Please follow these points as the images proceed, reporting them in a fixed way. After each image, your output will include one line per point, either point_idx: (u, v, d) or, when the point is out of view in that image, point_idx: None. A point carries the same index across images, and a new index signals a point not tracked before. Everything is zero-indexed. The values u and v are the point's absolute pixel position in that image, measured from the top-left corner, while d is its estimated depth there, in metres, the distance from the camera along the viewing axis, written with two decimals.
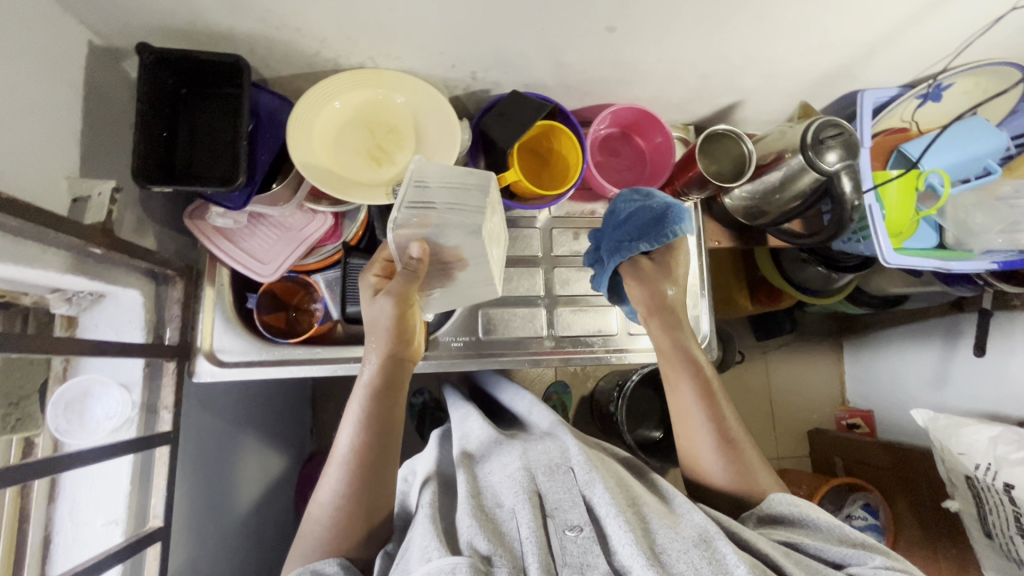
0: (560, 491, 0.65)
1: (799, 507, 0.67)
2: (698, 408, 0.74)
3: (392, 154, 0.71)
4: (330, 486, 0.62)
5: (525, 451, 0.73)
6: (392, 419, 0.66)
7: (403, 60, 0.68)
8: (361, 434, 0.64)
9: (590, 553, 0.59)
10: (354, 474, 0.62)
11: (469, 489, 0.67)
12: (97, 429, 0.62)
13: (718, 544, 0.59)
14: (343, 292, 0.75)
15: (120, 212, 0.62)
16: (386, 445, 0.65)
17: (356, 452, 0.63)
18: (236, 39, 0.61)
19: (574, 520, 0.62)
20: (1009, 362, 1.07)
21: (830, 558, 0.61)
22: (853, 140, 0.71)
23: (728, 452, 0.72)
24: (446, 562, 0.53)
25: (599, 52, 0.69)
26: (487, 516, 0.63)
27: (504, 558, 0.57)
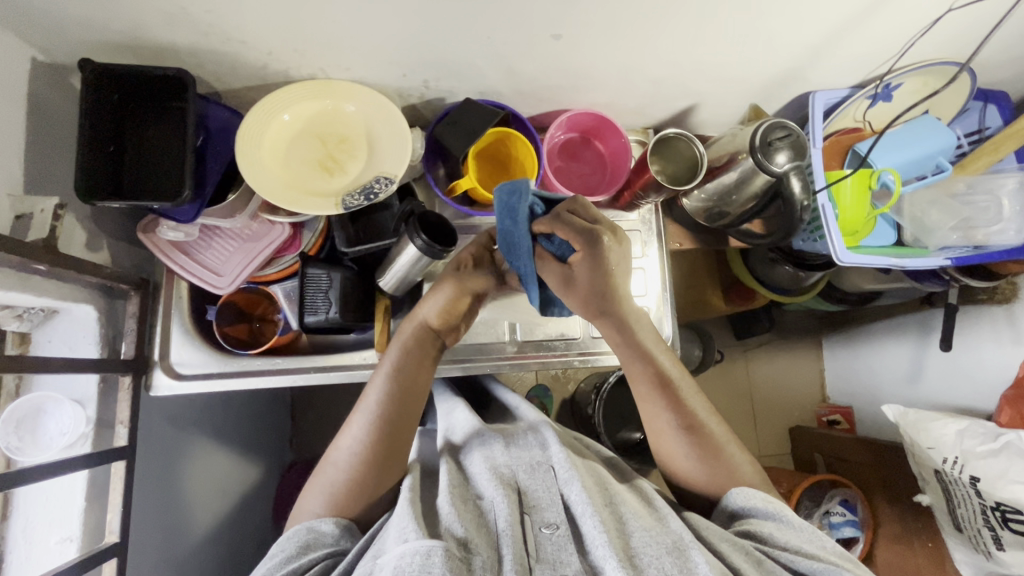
0: (540, 488, 0.66)
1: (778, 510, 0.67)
2: (659, 398, 0.74)
3: (344, 164, 0.72)
4: (353, 435, 0.69)
5: (507, 446, 0.73)
6: (415, 385, 0.73)
7: (353, 70, 0.69)
8: (388, 392, 0.71)
9: (564, 551, 0.59)
10: (376, 428, 0.69)
11: (451, 479, 0.68)
12: (50, 445, 0.61)
13: (692, 554, 0.59)
14: (302, 301, 0.75)
15: (70, 228, 0.63)
16: (407, 408, 0.71)
17: (380, 408, 0.70)
18: (182, 53, 0.62)
19: (551, 518, 0.63)
20: (977, 356, 1.08)
21: (799, 569, 0.60)
22: (802, 141, 0.72)
23: (696, 438, 0.73)
24: (423, 544, 0.54)
25: (548, 59, 0.70)
26: (467, 503, 0.64)
27: (481, 546, 0.58)
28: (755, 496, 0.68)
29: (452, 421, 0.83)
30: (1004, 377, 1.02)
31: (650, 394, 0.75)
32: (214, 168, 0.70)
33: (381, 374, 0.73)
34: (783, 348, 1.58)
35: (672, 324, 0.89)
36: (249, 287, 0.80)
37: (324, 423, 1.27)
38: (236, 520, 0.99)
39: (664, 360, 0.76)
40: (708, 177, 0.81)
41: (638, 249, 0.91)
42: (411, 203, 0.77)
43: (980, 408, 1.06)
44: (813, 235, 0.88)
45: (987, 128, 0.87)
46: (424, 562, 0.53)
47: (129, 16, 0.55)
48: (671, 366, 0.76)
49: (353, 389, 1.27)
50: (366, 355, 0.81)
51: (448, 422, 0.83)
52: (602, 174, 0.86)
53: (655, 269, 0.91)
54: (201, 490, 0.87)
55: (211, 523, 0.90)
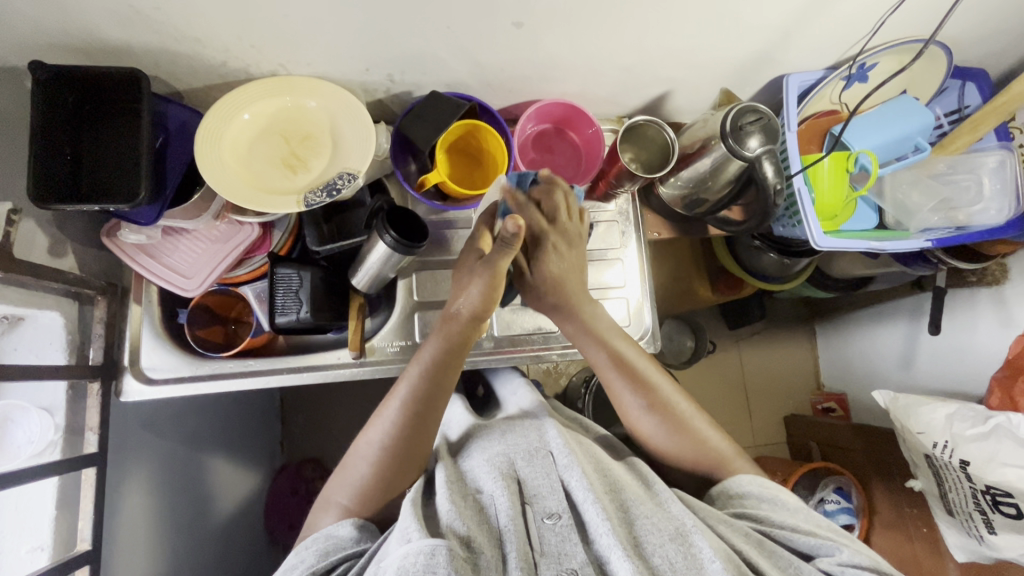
0: (540, 476, 0.65)
1: (768, 490, 0.68)
2: (619, 380, 0.76)
3: (308, 161, 0.71)
4: (382, 430, 0.67)
5: (504, 435, 0.72)
6: (448, 380, 0.71)
7: (314, 66, 0.68)
8: (420, 387, 0.68)
9: (568, 541, 0.58)
10: (405, 422, 0.67)
11: (448, 475, 0.66)
12: (19, 453, 0.59)
13: (694, 539, 0.58)
14: (272, 302, 0.74)
15: (29, 234, 0.62)
16: (438, 401, 0.70)
17: (412, 401, 0.68)
18: (135, 53, 0.61)
19: (553, 507, 0.61)
20: (968, 339, 1.06)
21: (799, 548, 0.61)
22: (773, 124, 0.71)
23: (660, 415, 0.74)
24: (426, 542, 0.53)
25: (512, 48, 0.69)
26: (466, 498, 0.62)
27: (485, 544, 0.56)
28: (752, 482, 0.69)
29: (451, 416, 0.83)
30: (994, 359, 1.01)
31: (605, 373, 0.77)
32: (176, 168, 0.69)
33: (414, 367, 0.70)
34: (776, 336, 1.57)
35: (651, 315, 0.88)
36: (220, 288, 0.79)
37: (314, 424, 1.26)
38: (223, 524, 0.98)
39: (623, 347, 0.77)
40: (680, 165, 0.80)
41: (617, 240, 0.90)
42: (382, 199, 0.77)
43: (970, 391, 1.04)
44: (791, 221, 0.87)
45: (967, 106, 0.85)
46: (429, 561, 0.51)
47: (75, 16, 0.54)
48: (634, 354, 0.77)
49: (341, 390, 1.26)
50: (339, 354, 0.80)
51: (446, 416, 0.83)
52: (577, 165, 0.85)
53: (634, 261, 0.90)
54: (184, 495, 0.87)
55: (197, 527, 0.89)
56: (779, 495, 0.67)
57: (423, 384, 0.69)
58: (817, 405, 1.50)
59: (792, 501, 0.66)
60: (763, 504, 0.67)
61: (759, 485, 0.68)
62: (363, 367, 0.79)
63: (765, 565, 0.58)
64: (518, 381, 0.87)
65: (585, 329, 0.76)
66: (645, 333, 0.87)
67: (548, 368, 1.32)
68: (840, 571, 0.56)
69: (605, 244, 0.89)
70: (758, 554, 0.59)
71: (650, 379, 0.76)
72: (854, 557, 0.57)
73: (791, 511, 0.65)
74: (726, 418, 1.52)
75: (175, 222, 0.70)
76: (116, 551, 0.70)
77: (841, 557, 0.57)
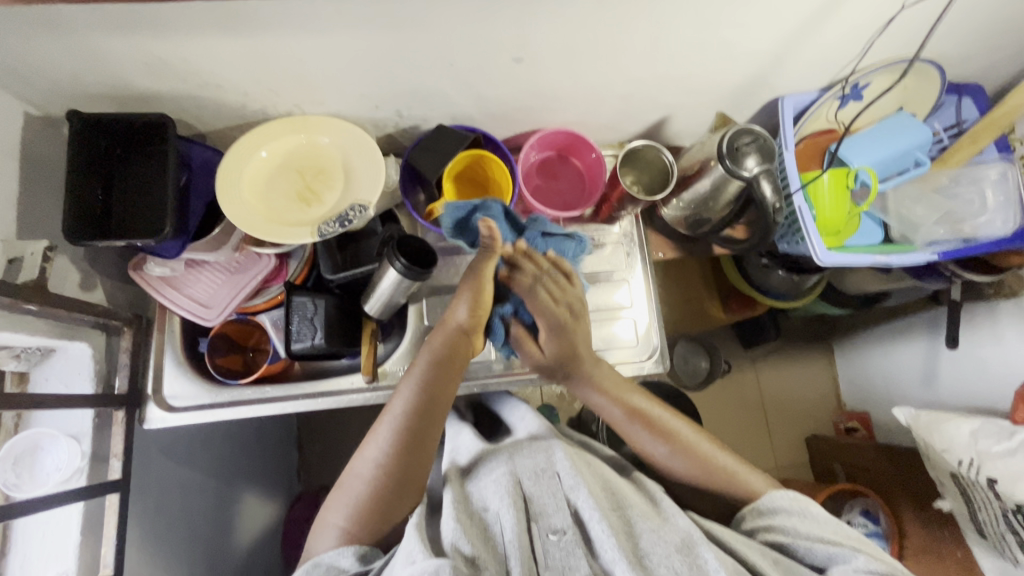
0: (546, 495, 0.65)
1: (800, 501, 0.67)
2: (640, 434, 0.75)
3: (321, 194, 0.75)
4: (378, 447, 0.67)
5: (511, 455, 0.70)
6: (444, 395, 0.70)
7: (327, 105, 0.72)
8: (415, 402, 0.68)
9: (573, 556, 0.59)
10: (402, 438, 0.67)
11: (454, 496, 0.65)
12: (46, 480, 0.63)
13: (700, 550, 0.59)
14: (287, 329, 0.77)
15: (63, 269, 0.66)
16: (434, 417, 0.69)
17: (406, 417, 0.68)
18: (163, 99, 0.66)
19: (558, 524, 0.62)
20: (991, 353, 1.04)
21: (817, 558, 0.61)
22: (769, 144, 0.73)
23: (683, 455, 0.73)
24: (430, 563, 0.53)
25: (513, 81, 0.72)
26: (472, 517, 0.62)
27: (490, 562, 0.57)
28: (782, 495, 0.68)
29: (458, 442, 0.80)
30: (1016, 372, 0.98)
31: (625, 429, 0.76)
32: (198, 206, 0.74)
33: (409, 384, 0.70)
34: (791, 355, 1.55)
35: (659, 334, 0.89)
36: (239, 317, 0.83)
37: (331, 453, 1.27)
38: (241, 552, 0.99)
39: (637, 399, 0.77)
40: (682, 186, 0.82)
41: (622, 262, 0.91)
42: (392, 229, 0.80)
43: (994, 405, 1.01)
44: (794, 238, 0.87)
45: (965, 120, 0.86)
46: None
47: (111, 68, 0.59)
48: (646, 400, 0.77)
49: (357, 417, 1.28)
50: (353, 379, 0.82)
51: (453, 444, 0.80)
52: (581, 191, 0.87)
53: (640, 282, 0.91)
54: (204, 524, 0.88)
55: (216, 555, 0.90)
56: (807, 508, 0.66)
57: (419, 396, 0.69)
58: (839, 424, 1.46)
59: (820, 512, 0.65)
60: (791, 515, 0.66)
61: (789, 498, 0.67)
62: (374, 392, 0.81)
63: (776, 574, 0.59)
64: (525, 408, 0.86)
65: (598, 389, 0.77)
66: (653, 352, 0.88)
67: (562, 392, 1.32)
68: None
69: (610, 266, 0.91)
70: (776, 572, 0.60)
71: (665, 424, 0.75)
72: (869, 564, 0.57)
73: (818, 522, 0.65)
74: (745, 439, 1.49)
75: (197, 255, 0.74)
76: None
77: (857, 564, 0.58)
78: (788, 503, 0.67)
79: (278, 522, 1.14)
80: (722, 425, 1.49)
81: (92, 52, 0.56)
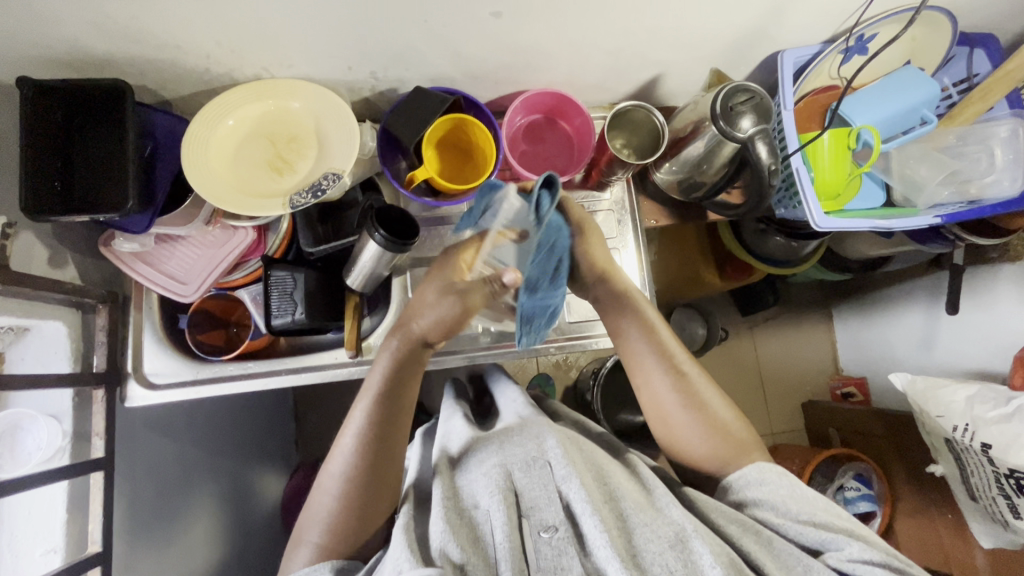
0: (537, 487, 0.63)
1: (789, 479, 0.67)
2: (654, 367, 0.73)
3: (293, 163, 0.72)
4: (342, 461, 0.66)
5: (502, 445, 0.69)
6: (405, 396, 0.69)
7: (296, 67, 0.68)
8: (373, 412, 0.67)
9: (565, 555, 0.58)
10: (370, 446, 0.66)
11: (444, 492, 0.64)
12: (28, 459, 0.61)
13: (694, 544, 0.57)
14: (267, 305, 0.75)
15: (29, 246, 0.64)
16: (396, 425, 0.68)
17: (369, 427, 0.67)
18: (120, 63, 0.62)
19: (550, 520, 0.61)
20: (992, 318, 1.01)
21: (807, 542, 0.60)
22: (765, 103, 0.69)
23: (700, 416, 0.71)
24: (417, 574, 0.52)
25: (493, 38, 0.68)
26: (462, 517, 0.61)
27: (479, 567, 0.56)
28: (772, 470, 0.68)
29: (450, 429, 0.79)
30: (1018, 337, 0.96)
31: (642, 359, 0.74)
32: (163, 177, 0.71)
33: (367, 393, 0.68)
34: (791, 321, 1.52)
35: (651, 304, 0.86)
36: (218, 293, 0.81)
37: (327, 424, 1.27)
38: (240, 523, 1.00)
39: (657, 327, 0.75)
40: (673, 150, 0.79)
41: (613, 230, 0.88)
42: (372, 198, 0.77)
43: (993, 371, 1.00)
44: (791, 202, 0.83)
45: (976, 74, 0.81)
46: None
47: (58, 30, 0.55)
48: (667, 336, 0.76)
49: (352, 388, 1.27)
50: (337, 354, 0.80)
51: (444, 430, 0.79)
52: (570, 154, 0.83)
53: (631, 250, 0.88)
54: (199, 497, 0.88)
55: (213, 530, 0.91)
56: (796, 485, 0.66)
57: (383, 401, 0.68)
58: (836, 390, 1.45)
59: (811, 493, 0.64)
60: (778, 489, 0.66)
61: (780, 474, 0.67)
62: (359, 366, 0.80)
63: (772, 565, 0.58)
64: (518, 390, 0.84)
65: (637, 321, 0.75)
66: None
67: (558, 361, 1.31)
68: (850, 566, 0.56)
69: (601, 235, 0.88)
70: (767, 556, 0.59)
71: (684, 369, 0.73)
72: (863, 552, 0.56)
73: (807, 502, 0.64)
74: (742, 404, 1.49)
75: (167, 229, 0.72)
76: (129, 552, 0.71)
77: (849, 551, 0.57)
78: (778, 479, 0.66)
79: (277, 491, 1.15)
80: None
81: (35, 13, 0.52)
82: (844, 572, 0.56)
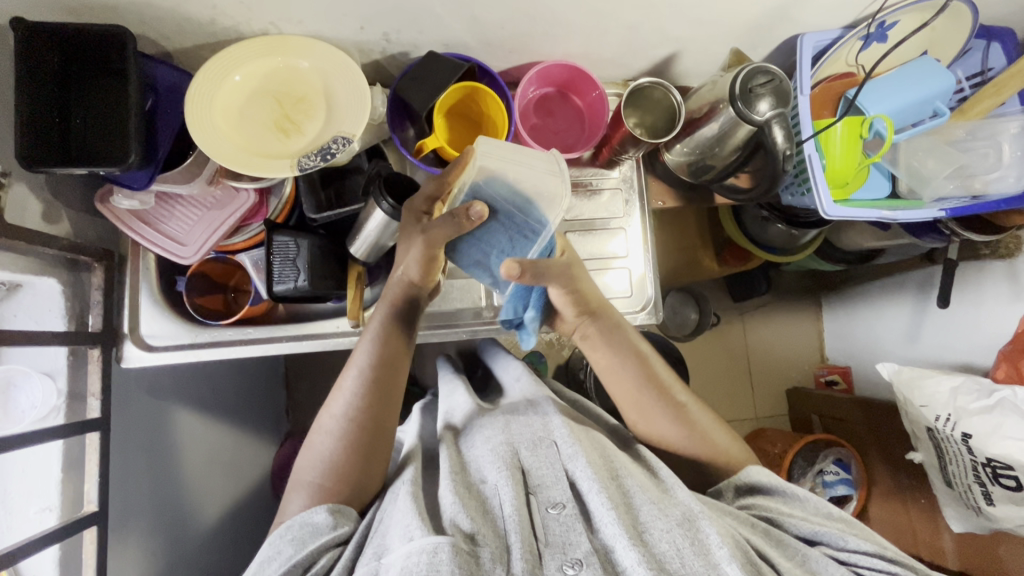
0: (545, 466, 0.64)
1: (777, 478, 0.69)
2: (652, 404, 0.73)
3: (301, 124, 0.70)
4: (344, 401, 0.67)
5: (508, 423, 0.71)
6: (404, 341, 0.71)
7: (307, 24, 0.66)
8: (377, 354, 0.69)
9: (573, 531, 0.57)
10: (370, 388, 0.68)
11: (452, 465, 0.65)
12: (22, 418, 0.60)
13: (702, 525, 0.58)
14: (268, 271, 0.73)
15: (22, 200, 0.61)
16: (398, 366, 0.70)
17: (370, 368, 0.68)
18: (123, 9, 0.59)
19: (557, 498, 0.61)
20: (979, 313, 1.03)
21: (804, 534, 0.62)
22: (785, 87, 0.68)
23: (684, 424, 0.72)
24: (429, 541, 0.53)
25: (513, 5, 0.66)
26: (470, 489, 0.62)
27: (488, 536, 0.56)
28: (760, 472, 0.69)
29: (453, 403, 0.80)
30: (1003, 330, 0.98)
31: (635, 394, 0.74)
32: (165, 134, 0.68)
33: (367, 338, 0.70)
34: (782, 308, 1.54)
35: (654, 285, 0.86)
36: (218, 256, 0.79)
37: (318, 394, 1.26)
38: (232, 488, 0.99)
39: (648, 355, 0.75)
40: (687, 130, 0.78)
41: (620, 209, 0.88)
42: (379, 165, 0.75)
43: (978, 364, 1.02)
44: (800, 190, 0.84)
45: (990, 69, 0.81)
46: (431, 560, 0.51)
47: None
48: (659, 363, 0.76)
49: (343, 359, 1.26)
50: (339, 323, 0.80)
51: (448, 404, 0.80)
52: (581, 130, 0.82)
53: (638, 231, 0.88)
54: (192, 462, 0.88)
55: (208, 494, 0.91)
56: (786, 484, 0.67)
57: (382, 344, 0.69)
58: (820, 377, 1.48)
59: (800, 491, 0.66)
60: (774, 495, 0.67)
61: (769, 476, 0.69)
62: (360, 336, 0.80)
63: (772, 551, 0.59)
64: (519, 367, 0.85)
65: (622, 341, 0.74)
66: (647, 304, 0.86)
67: (551, 339, 1.30)
68: (848, 557, 0.59)
69: (608, 214, 0.87)
70: (765, 542, 0.60)
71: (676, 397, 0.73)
72: (860, 543, 0.59)
73: (800, 501, 0.66)
74: (730, 387, 1.51)
75: (167, 187, 0.70)
76: (123, 514, 0.71)
77: (847, 543, 0.59)
78: (770, 481, 0.68)
79: (268, 457, 1.14)
80: (709, 376, 1.51)
81: None
82: (844, 562, 0.59)
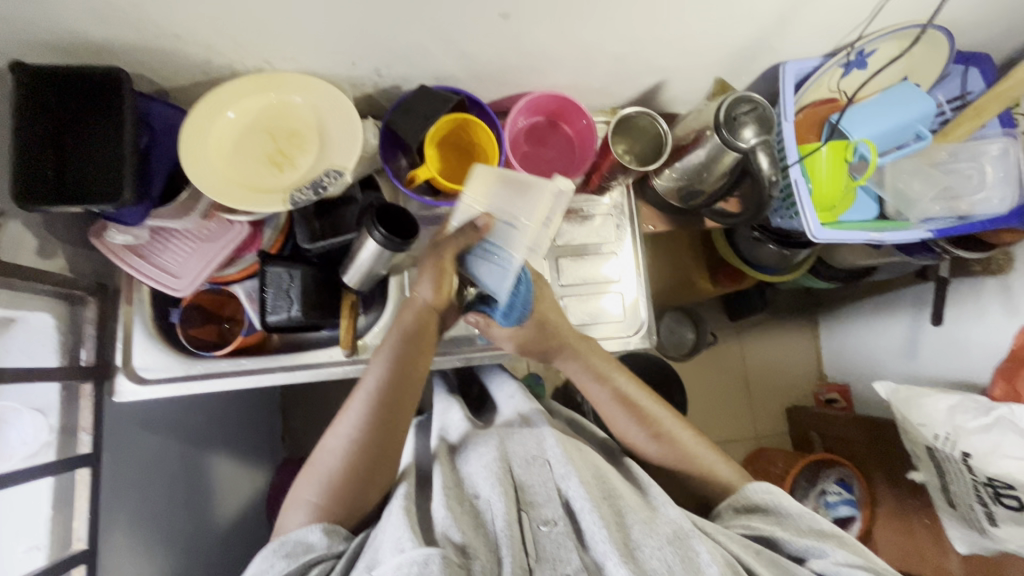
0: (538, 483, 0.64)
1: (772, 491, 0.67)
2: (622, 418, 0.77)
3: (294, 159, 0.71)
4: (350, 423, 0.67)
5: (503, 437, 0.69)
6: (417, 365, 0.70)
7: (299, 61, 0.67)
8: (385, 378, 0.68)
9: (564, 548, 0.58)
10: (374, 412, 0.67)
11: (445, 480, 0.64)
12: (12, 455, 0.60)
13: (693, 542, 0.58)
14: (262, 301, 0.74)
15: (17, 237, 0.62)
16: (406, 390, 0.69)
17: (378, 394, 0.67)
18: (117, 50, 0.60)
19: (549, 515, 0.61)
20: (973, 329, 1.04)
21: (793, 550, 0.62)
22: (768, 114, 0.70)
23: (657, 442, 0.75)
24: (420, 553, 0.52)
25: (500, 38, 0.68)
26: (464, 503, 0.61)
27: (481, 550, 0.56)
28: (756, 491, 0.67)
29: (448, 420, 0.79)
30: (997, 346, 0.98)
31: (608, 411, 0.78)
32: (160, 168, 0.71)
33: (379, 361, 0.69)
34: (779, 327, 1.54)
35: (647, 309, 0.86)
36: (211, 287, 0.79)
37: (313, 421, 1.25)
38: (224, 518, 0.97)
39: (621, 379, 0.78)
40: (675, 157, 0.79)
41: (612, 233, 0.88)
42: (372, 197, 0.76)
43: (975, 380, 1.02)
44: (788, 213, 0.86)
45: (970, 92, 0.83)
46: (423, 571, 0.51)
47: (57, 18, 0.54)
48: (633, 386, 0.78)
49: (338, 386, 1.25)
50: (332, 353, 0.80)
51: (442, 421, 0.79)
52: (570, 158, 0.83)
53: (629, 254, 0.88)
54: (184, 493, 0.86)
55: (199, 527, 0.89)
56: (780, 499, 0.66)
57: (393, 367, 0.69)
58: (819, 395, 1.47)
59: (795, 509, 0.64)
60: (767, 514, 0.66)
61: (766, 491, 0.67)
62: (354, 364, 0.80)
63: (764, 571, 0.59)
64: (514, 386, 0.85)
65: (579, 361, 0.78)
66: (640, 327, 0.86)
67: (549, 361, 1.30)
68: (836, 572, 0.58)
69: (599, 238, 0.88)
70: (762, 566, 0.60)
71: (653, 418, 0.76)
72: (847, 557, 0.58)
73: (794, 516, 0.64)
74: (729, 407, 1.50)
75: (162, 221, 0.71)
76: (114, 548, 0.70)
77: (835, 557, 0.59)
78: (763, 500, 0.66)
79: (263, 488, 1.12)
80: (708, 396, 1.50)
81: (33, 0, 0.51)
82: None
